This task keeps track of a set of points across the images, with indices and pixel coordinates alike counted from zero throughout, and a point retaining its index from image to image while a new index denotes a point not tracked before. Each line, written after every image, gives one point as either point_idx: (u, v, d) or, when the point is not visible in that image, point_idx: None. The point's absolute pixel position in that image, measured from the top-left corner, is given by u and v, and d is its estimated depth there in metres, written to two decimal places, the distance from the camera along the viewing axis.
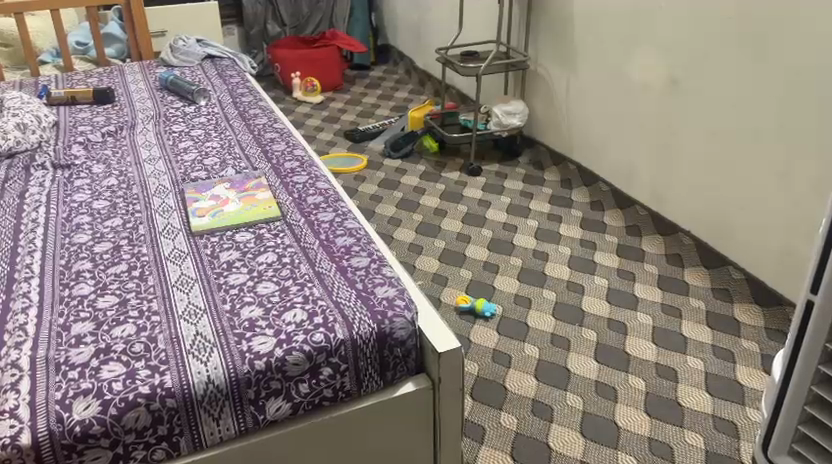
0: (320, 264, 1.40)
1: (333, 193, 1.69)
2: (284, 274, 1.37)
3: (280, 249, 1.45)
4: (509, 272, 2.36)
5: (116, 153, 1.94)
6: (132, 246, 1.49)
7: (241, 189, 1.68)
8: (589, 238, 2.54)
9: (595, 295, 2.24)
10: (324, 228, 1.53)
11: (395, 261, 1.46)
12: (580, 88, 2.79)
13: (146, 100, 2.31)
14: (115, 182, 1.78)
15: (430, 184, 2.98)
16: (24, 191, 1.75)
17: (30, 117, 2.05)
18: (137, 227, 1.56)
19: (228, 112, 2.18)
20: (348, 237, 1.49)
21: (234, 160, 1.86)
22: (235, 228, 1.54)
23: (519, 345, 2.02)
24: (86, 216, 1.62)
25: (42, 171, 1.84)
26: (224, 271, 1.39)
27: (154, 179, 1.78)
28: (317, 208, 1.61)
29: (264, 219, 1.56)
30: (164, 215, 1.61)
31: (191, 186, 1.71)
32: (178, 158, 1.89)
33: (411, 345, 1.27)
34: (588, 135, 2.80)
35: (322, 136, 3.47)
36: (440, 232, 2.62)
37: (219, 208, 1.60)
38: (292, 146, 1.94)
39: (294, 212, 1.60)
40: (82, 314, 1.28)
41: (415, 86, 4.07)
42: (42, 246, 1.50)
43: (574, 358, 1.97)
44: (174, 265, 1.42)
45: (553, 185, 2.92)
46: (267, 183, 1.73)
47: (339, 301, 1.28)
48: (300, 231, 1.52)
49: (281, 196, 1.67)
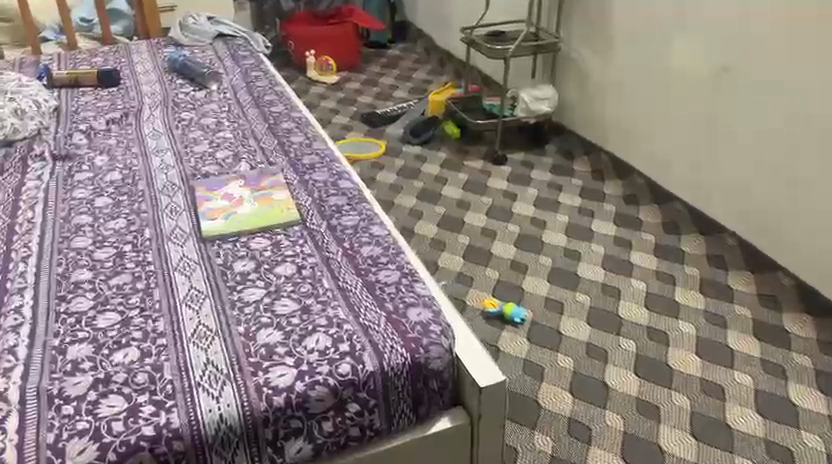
0: (344, 279, 1.25)
1: (356, 194, 1.54)
2: (304, 290, 1.23)
3: (299, 260, 1.31)
4: (539, 272, 2.22)
5: (120, 143, 1.79)
6: (136, 252, 1.35)
7: (257, 189, 1.54)
8: (623, 236, 2.39)
9: (631, 300, 2.09)
10: (348, 235, 1.39)
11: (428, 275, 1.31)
12: (615, 74, 2.61)
13: (154, 83, 2.15)
14: (119, 176, 1.63)
15: (452, 173, 2.82)
16: (21, 186, 1.61)
17: (29, 101, 1.90)
18: (142, 230, 1.42)
19: (242, 98, 2.03)
20: (375, 246, 1.35)
21: (248, 153, 1.71)
22: (251, 234, 1.40)
23: (552, 355, 1.88)
24: (86, 215, 1.48)
25: (40, 163, 1.70)
26: (238, 285, 1.25)
27: (162, 174, 1.63)
28: (339, 211, 1.47)
29: (282, 224, 1.42)
30: (172, 216, 1.47)
31: (202, 183, 1.57)
32: (187, 150, 1.74)
33: (447, 376, 1.12)
34: (623, 125, 2.63)
35: (337, 119, 3.31)
36: (464, 226, 2.47)
37: (232, 209, 1.47)
38: (310, 139, 1.78)
39: (315, 216, 1.45)
40: (80, 335, 1.14)
41: (434, 66, 3.89)
42: (37, 251, 1.36)
43: (611, 372, 1.82)
44: (183, 276, 1.28)
45: (584, 176, 2.76)
46: (285, 180, 1.58)
47: (366, 323, 1.14)
48: (321, 239, 1.37)
49: (300, 196, 1.52)
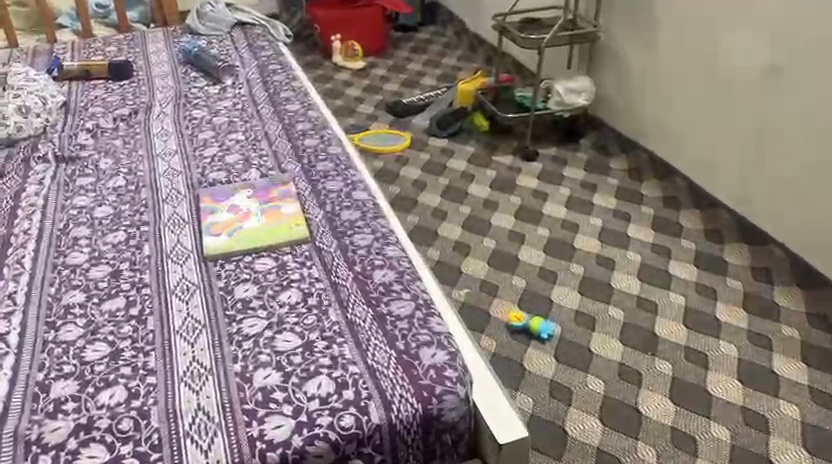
0: (353, 311, 1.14)
1: (372, 208, 1.42)
2: (309, 322, 1.13)
3: (304, 287, 1.20)
4: (569, 282, 2.09)
5: (127, 143, 1.70)
6: (132, 273, 1.26)
7: (266, 200, 1.44)
8: (661, 243, 2.25)
9: (669, 317, 1.96)
10: (359, 257, 1.27)
11: (446, 307, 1.20)
12: (658, 69, 2.45)
13: (167, 77, 2.05)
14: (122, 182, 1.54)
15: (480, 169, 2.70)
16: (21, 191, 1.52)
17: (34, 98, 1.81)
18: (140, 246, 1.33)
19: (257, 95, 1.92)
20: (388, 271, 1.24)
21: (259, 158, 1.61)
22: (256, 253, 1.30)
23: (582, 377, 1.77)
24: (84, 226, 1.39)
25: (42, 165, 1.61)
26: (237, 315, 1.15)
27: (167, 180, 1.53)
28: (353, 228, 1.36)
29: (289, 242, 1.31)
30: (174, 229, 1.37)
31: (208, 192, 1.47)
32: (196, 153, 1.64)
33: (464, 427, 1.01)
34: (663, 123, 2.48)
35: (361, 109, 3.18)
36: (490, 228, 2.35)
37: (238, 224, 1.36)
38: (327, 142, 1.67)
39: (326, 233, 1.35)
40: (66, 369, 1.06)
41: (464, 51, 3.73)
42: (30, 268, 1.27)
43: (645, 398, 1.72)
44: (180, 303, 1.18)
45: (621, 175, 2.61)
46: (296, 191, 1.47)
47: (374, 365, 1.03)
48: (330, 261, 1.27)
49: (311, 210, 1.41)
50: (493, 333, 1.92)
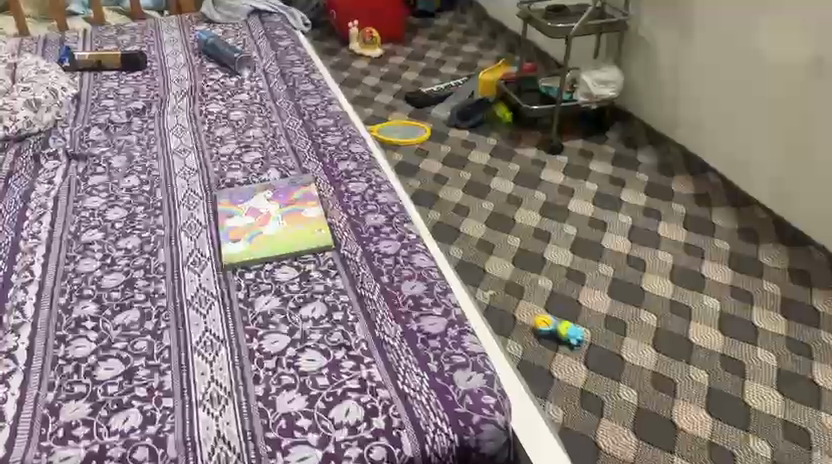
0: (382, 327, 1.07)
1: (398, 213, 1.35)
2: (334, 339, 1.05)
3: (328, 300, 1.13)
4: (598, 284, 2.02)
5: (142, 139, 1.63)
6: (146, 282, 1.19)
7: (285, 203, 1.36)
8: (693, 244, 2.17)
9: (703, 323, 1.88)
10: (386, 267, 1.20)
11: (479, 323, 1.12)
12: (691, 64, 2.36)
13: (182, 68, 1.98)
14: (136, 182, 1.47)
15: (503, 163, 2.61)
16: (30, 191, 1.46)
17: (45, 91, 1.74)
18: (154, 253, 1.26)
19: (275, 88, 1.84)
20: (417, 283, 1.16)
21: (277, 156, 1.53)
22: (277, 261, 1.23)
23: (614, 386, 1.70)
24: (96, 230, 1.32)
25: (53, 163, 1.55)
26: (258, 331, 1.08)
27: (183, 181, 1.46)
28: (378, 235, 1.28)
29: (312, 248, 1.24)
30: (190, 234, 1.30)
31: (225, 194, 1.40)
32: (213, 151, 1.57)
33: (502, 459, 0.93)
34: (695, 117, 2.40)
35: (379, 98, 3.09)
36: (515, 225, 2.27)
37: (257, 229, 1.29)
38: (349, 139, 1.59)
39: (350, 240, 1.27)
40: (77, 389, 0.99)
41: (485, 38, 3.63)
42: (39, 276, 1.21)
43: (680, 409, 1.65)
44: (197, 317, 1.11)
45: (649, 170, 2.52)
46: (318, 193, 1.40)
47: (405, 390, 0.96)
48: (356, 272, 1.19)
49: (333, 215, 1.34)
50: (519, 337, 1.85)
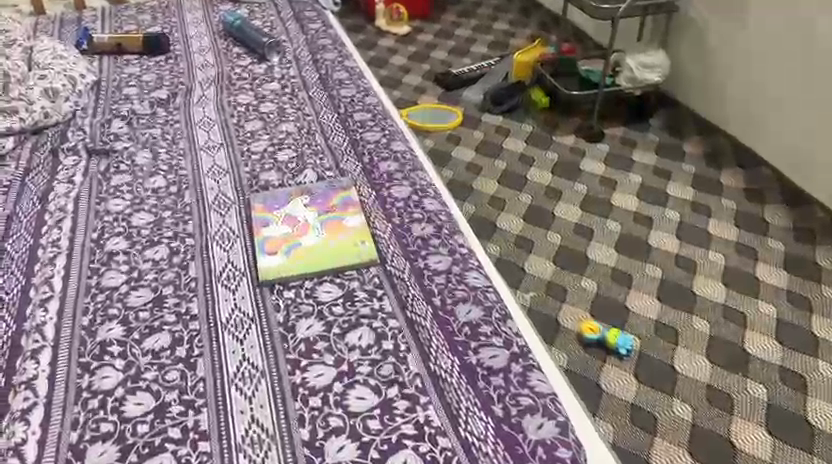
0: (437, 361, 0.96)
1: (446, 222, 1.24)
2: (385, 373, 0.95)
3: (376, 326, 1.02)
4: (646, 287, 1.90)
5: (167, 133, 1.53)
6: (176, 301, 1.09)
7: (325, 210, 1.25)
8: (746, 243, 2.05)
9: (759, 331, 1.77)
10: (437, 287, 1.09)
11: (544, 355, 1.01)
12: (746, 51, 2.23)
13: (207, 52, 1.86)
14: (162, 183, 1.37)
15: (540, 151, 2.48)
16: (48, 192, 1.36)
17: (62, 78, 1.64)
18: (185, 266, 1.16)
19: (307, 77, 1.73)
20: (473, 307, 1.05)
21: (313, 155, 1.42)
22: (318, 278, 1.12)
23: (666, 401, 1.60)
24: (121, 238, 1.23)
25: (73, 159, 1.45)
26: (301, 361, 0.98)
27: (213, 182, 1.36)
28: (426, 248, 1.17)
29: (355, 264, 1.13)
30: (222, 245, 1.20)
31: (259, 199, 1.29)
32: (243, 149, 1.46)
33: None
34: (748, 109, 2.28)
35: (407, 79, 2.95)
36: (555, 220, 2.16)
37: (295, 241, 1.19)
38: (389, 135, 1.48)
39: (396, 254, 1.16)
40: (103, 428, 0.90)
41: (517, 14, 3.46)
42: (60, 292, 1.12)
43: (738, 428, 1.55)
44: (234, 343, 1.02)
45: (695, 161, 2.38)
46: (359, 199, 1.29)
47: (469, 439, 0.86)
48: (405, 293, 1.08)
49: (376, 224, 1.23)
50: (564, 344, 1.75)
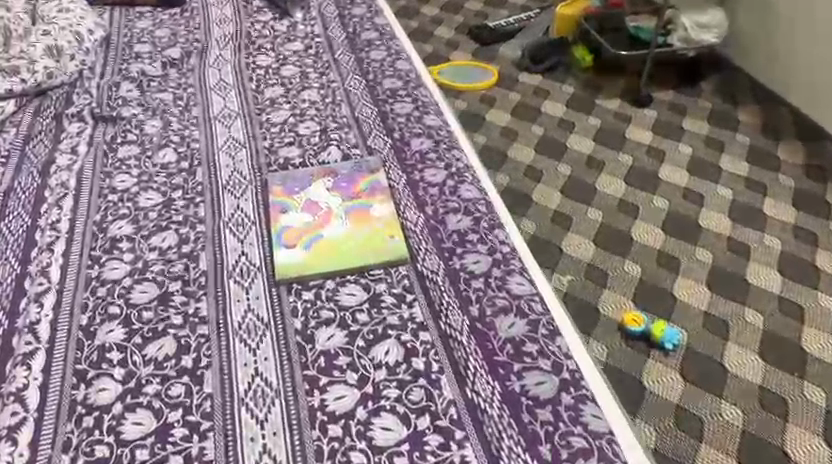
0: (475, 385, 0.85)
1: (485, 214, 1.11)
2: (415, 399, 0.84)
3: (405, 340, 0.90)
4: (695, 273, 1.76)
5: (179, 99, 1.39)
6: (184, 299, 0.98)
7: (349, 196, 1.12)
8: (806, 226, 1.88)
9: (818, 327, 1.63)
10: (475, 294, 0.97)
11: (599, 381, 0.87)
12: (818, 16, 2.03)
13: (225, 5, 1.70)
14: (173, 157, 1.24)
15: (582, 116, 2.30)
16: (49, 164, 1.24)
17: (68, 34, 1.49)
18: (194, 257, 1.04)
19: (333, 36, 1.57)
20: (516, 320, 0.94)
21: (338, 129, 1.29)
22: (341, 278, 1.00)
23: (713, 404, 1.49)
24: (125, 221, 1.11)
25: (78, 126, 1.32)
26: (320, 380, 0.87)
27: (227, 158, 1.23)
28: (462, 245, 1.05)
29: (383, 262, 1.01)
30: (236, 233, 1.08)
31: (277, 180, 1.17)
32: (262, 118, 1.33)
33: None
34: (816, 79, 2.09)
35: (440, 32, 2.76)
36: (597, 195, 2.00)
37: (316, 232, 1.07)
38: (422, 108, 1.34)
39: (429, 251, 1.03)
40: (98, 452, 0.81)
41: None
42: (57, 284, 1.01)
43: (792, 436, 1.43)
44: (245, 353, 0.91)
45: (751, 131, 2.20)
46: (388, 183, 1.16)
47: None
48: (438, 299, 0.96)
49: (407, 213, 1.10)
50: (603, 336, 1.63)
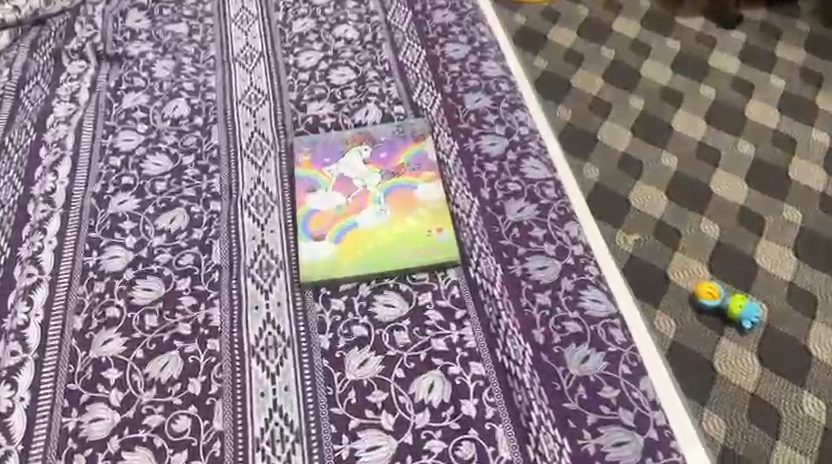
0: (539, 445, 0.69)
1: (553, 199, 0.91)
2: (464, 457, 0.69)
3: (454, 374, 0.74)
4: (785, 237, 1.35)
5: (194, 32, 1.19)
6: (193, 303, 0.83)
7: (389, 172, 0.94)
8: None
9: None
10: (540, 313, 0.79)
11: (693, 441, 0.72)
12: None
13: None
14: (185, 111, 1.06)
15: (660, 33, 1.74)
16: (45, 115, 1.07)
17: None
18: (206, 247, 0.89)
19: None
20: (590, 352, 0.76)
21: (378, 79, 1.08)
22: (377, 283, 0.84)
23: (797, 400, 1.15)
24: (130, 195, 0.96)
25: (80, 67, 1.14)
26: (350, 421, 0.72)
27: (248, 114, 1.05)
28: (525, 244, 0.86)
29: (429, 265, 0.84)
30: (256, 216, 0.92)
31: (304, 147, 0.98)
32: (289, 61, 1.12)
33: None
34: None
35: None
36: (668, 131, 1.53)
37: (348, 219, 0.89)
38: (478, 52, 1.11)
39: (484, 251, 0.85)
40: None
41: None
42: (50, 275, 0.87)
43: None
44: (262, 378, 0.76)
45: None
46: (437, 156, 0.97)
47: None
48: (494, 318, 0.79)
49: (458, 198, 0.91)
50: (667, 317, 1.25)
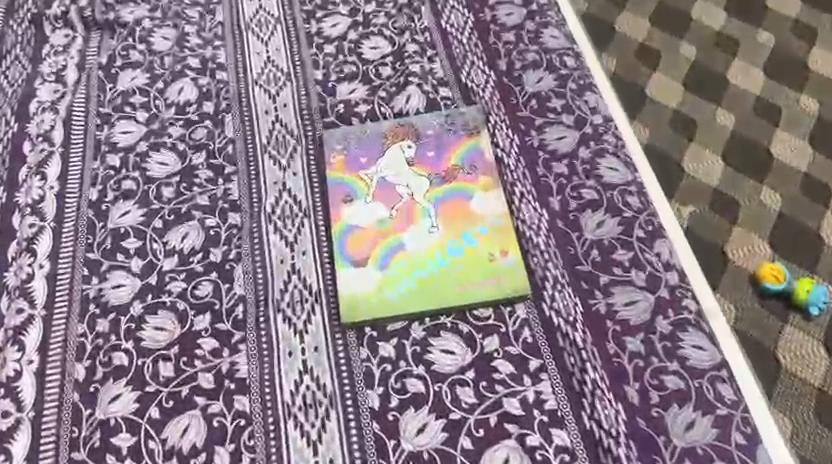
0: None
1: (638, 211, 0.76)
2: None
3: (534, 448, 0.63)
4: None
5: None
6: (214, 347, 0.70)
7: (439, 176, 0.79)
8: None
9: None
10: (631, 366, 0.66)
11: None
12: None
13: None
14: (192, 94, 0.90)
15: None
16: (27, 101, 0.90)
17: None
18: (226, 273, 0.75)
19: None
20: (696, 417, 0.63)
21: (419, 52, 0.91)
22: (432, 322, 0.70)
23: None
24: (132, 203, 0.81)
25: (65, 37, 0.96)
26: None
27: (267, 99, 0.88)
28: (607, 270, 0.72)
29: (494, 300, 0.70)
30: (283, 232, 0.77)
31: (336, 142, 0.83)
32: (312, 30, 0.95)
33: None
34: None
35: None
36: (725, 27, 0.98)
37: (393, 237, 0.75)
38: (537, 16, 0.93)
39: (558, 281, 0.71)
40: None
41: None
42: (43, 310, 0.74)
43: None
44: (302, 449, 0.64)
45: None
46: (494, 154, 0.81)
47: None
48: (577, 373, 0.66)
49: (524, 211, 0.76)
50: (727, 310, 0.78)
